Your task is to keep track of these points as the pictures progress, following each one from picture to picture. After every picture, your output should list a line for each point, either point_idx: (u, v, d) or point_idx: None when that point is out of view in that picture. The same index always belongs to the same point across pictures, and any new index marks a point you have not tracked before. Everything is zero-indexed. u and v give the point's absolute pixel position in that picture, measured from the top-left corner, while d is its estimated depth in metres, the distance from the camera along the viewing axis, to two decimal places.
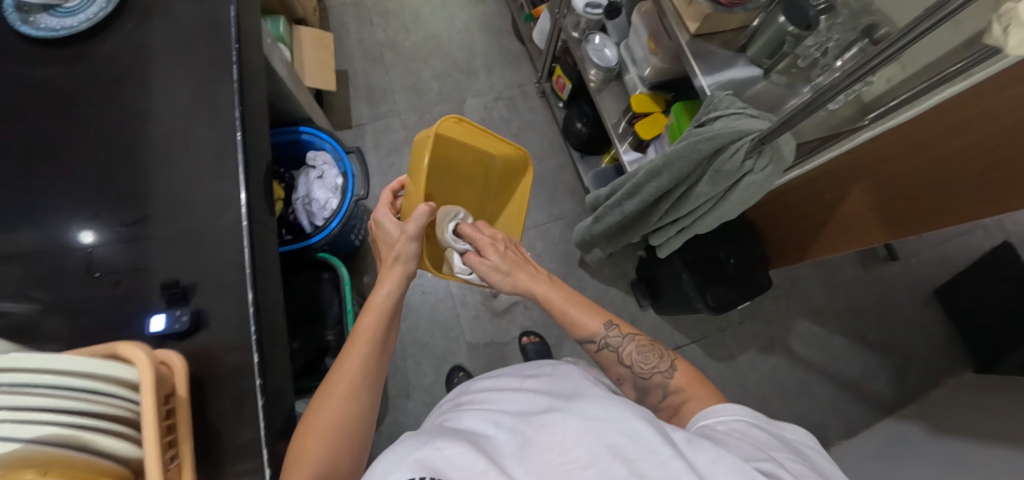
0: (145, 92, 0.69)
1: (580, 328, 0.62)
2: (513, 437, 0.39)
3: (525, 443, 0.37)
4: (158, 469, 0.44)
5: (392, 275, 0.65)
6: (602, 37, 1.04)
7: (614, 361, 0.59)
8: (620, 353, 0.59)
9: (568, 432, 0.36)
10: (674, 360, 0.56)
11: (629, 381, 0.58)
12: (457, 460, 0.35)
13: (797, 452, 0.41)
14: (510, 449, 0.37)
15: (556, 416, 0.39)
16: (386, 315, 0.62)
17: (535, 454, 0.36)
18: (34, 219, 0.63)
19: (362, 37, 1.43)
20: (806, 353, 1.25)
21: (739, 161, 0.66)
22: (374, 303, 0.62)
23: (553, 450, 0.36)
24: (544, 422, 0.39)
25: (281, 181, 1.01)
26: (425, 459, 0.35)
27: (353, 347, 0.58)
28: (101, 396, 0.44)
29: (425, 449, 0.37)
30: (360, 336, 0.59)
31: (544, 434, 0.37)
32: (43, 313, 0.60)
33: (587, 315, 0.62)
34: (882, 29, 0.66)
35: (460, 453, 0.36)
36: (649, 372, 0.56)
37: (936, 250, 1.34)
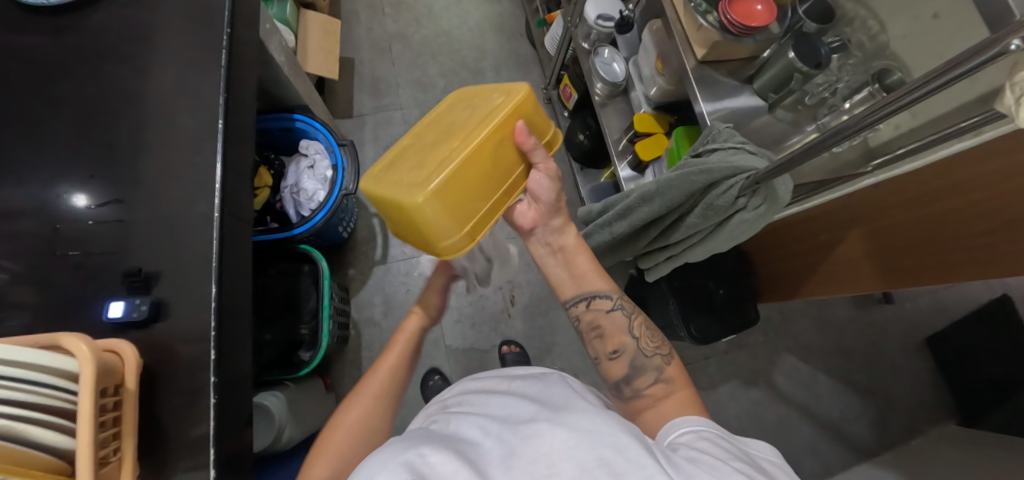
0: (132, 70, 0.68)
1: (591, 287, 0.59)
2: (500, 444, 0.36)
3: (511, 452, 0.34)
4: (89, 466, 0.42)
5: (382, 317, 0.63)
6: (611, 50, 1.02)
7: (621, 328, 0.57)
8: (630, 320, 0.58)
9: (558, 443, 0.33)
10: (672, 351, 0.57)
11: (628, 355, 0.56)
12: (442, 468, 0.32)
13: (758, 464, 0.41)
14: (495, 459, 0.34)
15: (543, 425, 0.36)
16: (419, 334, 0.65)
17: (521, 463, 0.33)
18: (7, 190, 0.62)
19: (372, 27, 1.41)
20: (789, 389, 1.23)
21: (732, 198, 0.64)
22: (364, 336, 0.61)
23: (539, 460, 0.33)
24: (530, 432, 0.36)
25: (271, 167, 1.00)
26: (411, 463, 0.33)
27: (387, 355, 0.61)
28: (38, 385, 0.42)
29: (410, 453, 0.34)
30: (394, 346, 0.63)
31: (534, 444, 0.34)
32: (8, 284, 0.59)
33: (601, 280, 0.59)
34: (893, 75, 0.63)
35: (445, 461, 0.33)
36: (651, 351, 0.56)
37: (934, 297, 1.30)
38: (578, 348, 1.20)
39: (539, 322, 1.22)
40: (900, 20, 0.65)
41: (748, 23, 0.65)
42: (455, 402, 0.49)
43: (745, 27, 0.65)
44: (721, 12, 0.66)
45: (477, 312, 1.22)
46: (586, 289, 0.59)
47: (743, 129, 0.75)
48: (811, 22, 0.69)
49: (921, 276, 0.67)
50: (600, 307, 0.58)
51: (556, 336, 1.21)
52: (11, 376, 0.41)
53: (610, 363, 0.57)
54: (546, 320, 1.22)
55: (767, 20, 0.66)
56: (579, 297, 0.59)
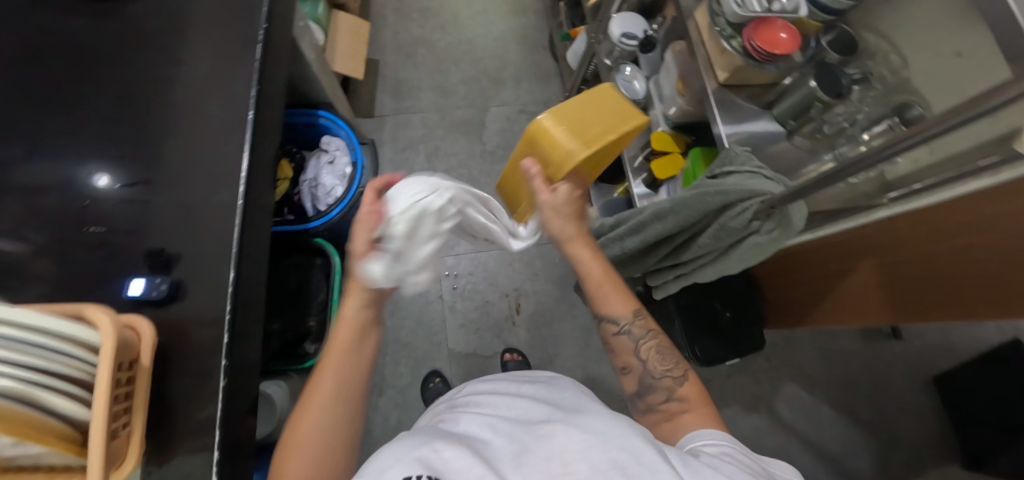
0: (169, 57, 0.70)
1: (606, 306, 0.60)
2: (510, 443, 0.37)
3: (522, 450, 0.35)
4: (101, 437, 0.43)
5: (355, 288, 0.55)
6: (633, 68, 1.03)
7: (629, 349, 0.58)
8: (639, 344, 0.58)
9: (571, 443, 0.34)
10: (687, 370, 0.57)
11: (636, 373, 0.58)
12: (456, 464, 0.33)
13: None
14: (507, 456, 0.35)
15: (557, 427, 0.36)
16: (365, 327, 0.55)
17: (533, 461, 0.34)
18: (41, 165, 0.64)
19: (398, 30, 1.44)
20: (790, 418, 1.22)
21: (745, 221, 0.64)
22: (345, 315, 0.55)
23: (552, 459, 0.33)
24: (543, 432, 0.36)
25: (291, 160, 1.02)
26: (424, 458, 0.34)
27: (329, 360, 0.52)
28: (60, 355, 0.43)
29: (423, 448, 0.35)
30: (334, 348, 0.53)
31: (547, 444, 0.35)
32: (35, 256, 0.61)
33: (615, 299, 0.59)
34: (914, 110, 0.64)
35: (458, 457, 0.34)
36: (661, 373, 0.57)
37: (943, 335, 1.29)
38: (580, 361, 1.20)
39: (542, 331, 1.22)
40: (921, 57, 0.65)
41: (771, 50, 0.65)
42: (463, 401, 0.49)
43: (768, 54, 0.66)
44: (745, 37, 0.67)
45: (482, 317, 1.22)
46: (599, 307, 0.60)
47: (761, 153, 0.76)
48: (834, 53, 0.70)
49: (929, 314, 0.68)
50: (609, 331, 0.59)
51: (559, 347, 1.21)
52: (37, 343, 0.42)
53: (622, 377, 0.60)
54: (549, 330, 1.23)
55: (791, 49, 0.67)
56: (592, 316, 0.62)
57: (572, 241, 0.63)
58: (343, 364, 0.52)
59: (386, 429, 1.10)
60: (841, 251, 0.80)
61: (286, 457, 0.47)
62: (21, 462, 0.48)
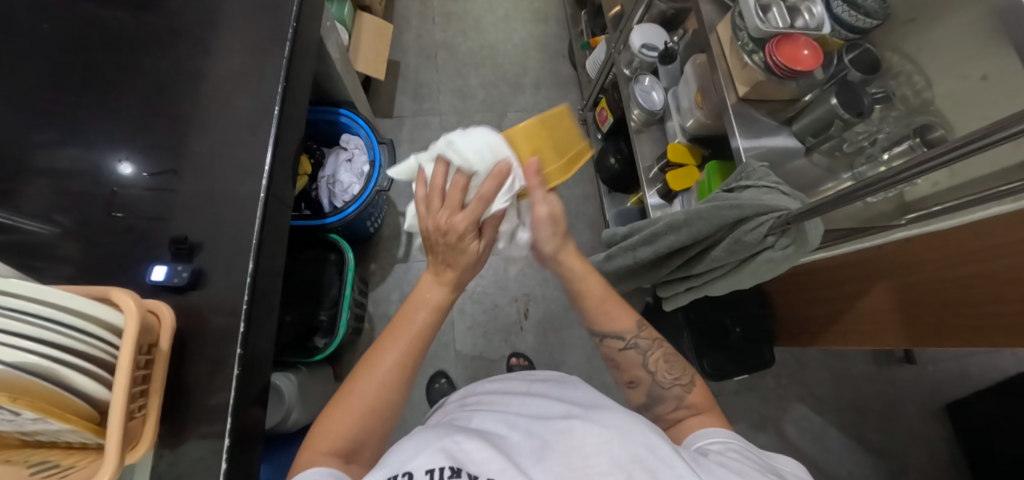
0: (201, 52, 0.72)
1: (609, 325, 0.60)
2: (529, 437, 0.37)
3: (543, 444, 0.36)
4: (120, 417, 0.44)
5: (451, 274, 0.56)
6: (652, 79, 1.04)
7: (636, 363, 0.58)
8: (647, 356, 0.58)
9: (591, 439, 0.34)
10: (695, 378, 0.57)
11: (645, 386, 0.57)
12: (478, 456, 0.34)
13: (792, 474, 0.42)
14: (526, 449, 0.36)
15: (575, 423, 0.37)
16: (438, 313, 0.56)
17: (553, 455, 0.34)
18: (74, 150, 0.66)
19: (421, 33, 1.46)
20: (796, 439, 1.20)
21: (761, 235, 0.64)
22: (419, 294, 0.56)
23: (572, 453, 0.34)
24: (561, 427, 0.37)
25: (311, 156, 1.04)
26: (447, 448, 0.34)
27: (393, 340, 0.53)
28: (86, 335, 0.45)
29: (445, 438, 0.35)
30: (404, 328, 0.54)
31: (566, 439, 0.35)
32: (65, 238, 0.63)
33: (618, 316, 0.59)
34: (936, 132, 0.64)
35: (480, 449, 0.34)
36: (671, 382, 0.56)
37: (958, 362, 1.27)
38: (587, 369, 1.20)
39: (550, 338, 1.22)
40: (946, 80, 0.65)
41: (794, 67, 0.65)
42: (474, 400, 0.50)
43: (789, 70, 0.66)
44: (768, 53, 0.67)
45: (490, 320, 1.23)
46: (602, 327, 0.60)
47: (778, 169, 0.75)
48: (856, 71, 0.69)
49: (942, 337, 0.67)
50: (613, 346, 0.60)
51: (566, 354, 1.21)
52: (64, 323, 0.44)
53: (629, 390, 0.60)
54: (557, 337, 1.23)
55: (813, 66, 0.66)
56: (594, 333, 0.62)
57: (561, 251, 0.60)
58: (410, 345, 0.53)
59: None
60: (857, 270, 0.79)
61: (329, 423, 0.48)
62: (41, 439, 0.51)
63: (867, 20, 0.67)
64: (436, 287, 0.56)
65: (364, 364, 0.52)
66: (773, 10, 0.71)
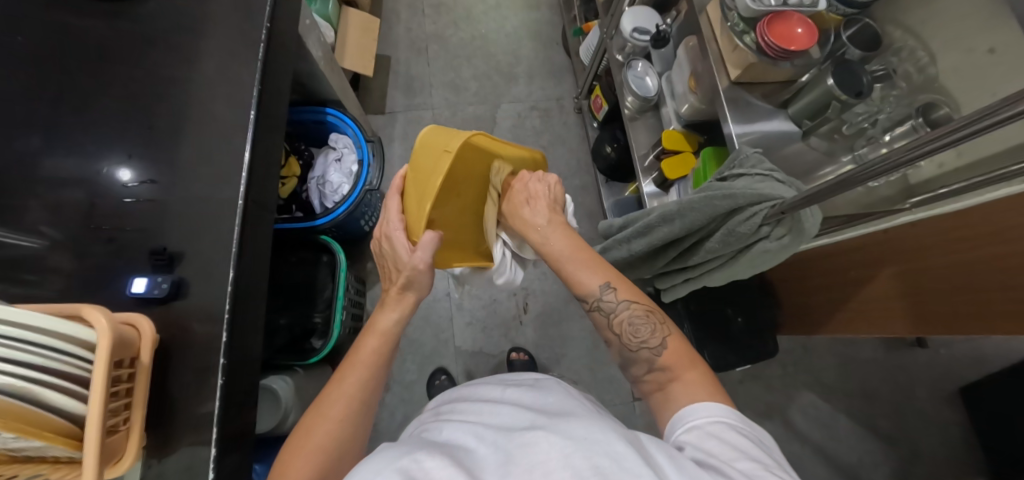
0: (175, 58, 0.71)
1: (578, 285, 0.59)
2: (495, 451, 0.36)
3: (507, 459, 0.34)
4: (95, 434, 0.44)
5: (401, 301, 0.64)
6: (645, 64, 1.01)
7: (606, 324, 0.57)
8: (613, 318, 0.56)
9: (554, 450, 0.33)
10: (666, 337, 0.52)
11: (619, 348, 0.56)
12: (436, 473, 0.33)
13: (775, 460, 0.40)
14: (489, 466, 0.34)
15: (540, 432, 0.35)
16: (389, 340, 0.60)
17: (516, 470, 0.33)
18: (52, 163, 0.66)
19: (411, 26, 1.44)
20: (804, 427, 1.18)
21: (755, 225, 0.61)
22: (378, 323, 0.61)
23: (534, 467, 0.32)
24: (526, 438, 0.35)
25: (300, 157, 1.04)
26: (404, 469, 0.33)
27: (350, 370, 0.56)
28: (59, 353, 0.45)
29: (404, 458, 0.34)
30: (359, 358, 0.57)
31: (528, 450, 0.34)
32: (46, 252, 0.62)
33: (587, 273, 0.58)
34: (940, 111, 0.60)
35: (439, 467, 0.33)
36: (637, 345, 0.53)
37: (971, 345, 1.23)
38: (588, 362, 1.19)
39: (550, 331, 1.21)
40: (950, 54, 0.61)
41: (787, 46, 0.62)
42: (448, 409, 0.49)
43: (783, 50, 0.63)
44: (759, 33, 0.64)
45: (489, 315, 1.22)
46: (576, 284, 0.59)
47: (774, 154, 0.73)
48: (855, 49, 0.67)
49: (953, 325, 0.63)
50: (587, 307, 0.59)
51: (567, 348, 1.20)
52: (35, 342, 0.44)
53: (613, 353, 0.59)
54: (558, 331, 1.21)
55: (808, 44, 0.64)
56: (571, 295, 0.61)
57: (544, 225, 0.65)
58: (364, 374, 0.56)
59: (392, 425, 1.11)
60: (863, 257, 0.75)
61: (290, 462, 0.47)
62: (27, 454, 0.50)
63: None
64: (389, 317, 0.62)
65: (320, 398, 0.53)
66: None
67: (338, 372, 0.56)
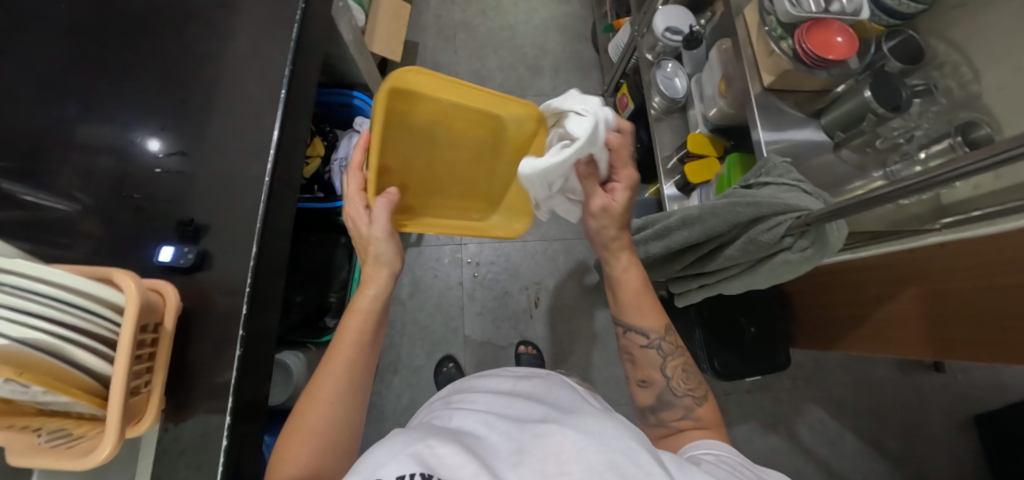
0: (212, 34, 0.73)
1: (647, 319, 0.59)
2: (507, 440, 0.37)
3: (519, 448, 0.35)
4: (117, 395, 0.46)
5: (377, 276, 0.60)
6: (675, 65, 0.99)
7: (653, 363, 0.58)
8: (665, 360, 0.58)
9: (567, 444, 0.33)
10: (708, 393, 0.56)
11: (657, 388, 0.57)
12: (450, 460, 0.33)
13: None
14: (502, 454, 0.35)
15: (553, 426, 0.36)
16: (372, 316, 0.57)
17: (529, 461, 0.33)
18: (87, 130, 0.68)
19: (440, 14, 1.43)
20: (810, 442, 1.16)
21: (777, 236, 0.60)
22: (356, 304, 0.57)
23: (548, 460, 0.33)
24: (539, 431, 0.36)
25: (324, 138, 1.05)
26: (417, 455, 0.34)
27: (336, 352, 0.54)
28: (90, 314, 0.47)
29: (418, 444, 0.35)
30: (343, 339, 0.55)
31: (542, 444, 0.34)
32: (79, 217, 0.64)
33: (644, 317, 0.59)
34: (981, 131, 0.59)
35: (452, 454, 0.34)
36: (683, 392, 0.56)
37: (990, 372, 1.20)
38: (595, 361, 1.19)
39: (560, 327, 1.21)
40: (998, 72, 0.60)
41: (824, 55, 0.61)
42: (458, 398, 0.49)
43: (819, 59, 0.61)
44: (797, 40, 0.62)
45: (499, 307, 1.22)
46: (627, 319, 0.60)
47: (801, 164, 0.71)
48: (895, 62, 0.65)
49: (978, 352, 0.60)
50: (635, 341, 0.59)
51: (575, 345, 1.20)
52: (69, 302, 0.46)
53: (639, 389, 0.58)
54: (566, 327, 1.22)
55: (846, 54, 0.62)
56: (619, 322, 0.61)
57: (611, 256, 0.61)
58: (354, 355, 0.54)
59: (397, 409, 1.12)
60: (884, 274, 0.74)
61: (288, 449, 0.48)
62: (54, 408, 0.52)
63: (913, 4, 0.62)
64: (371, 295, 0.58)
65: (313, 380, 0.53)
66: None
67: (328, 353, 0.54)
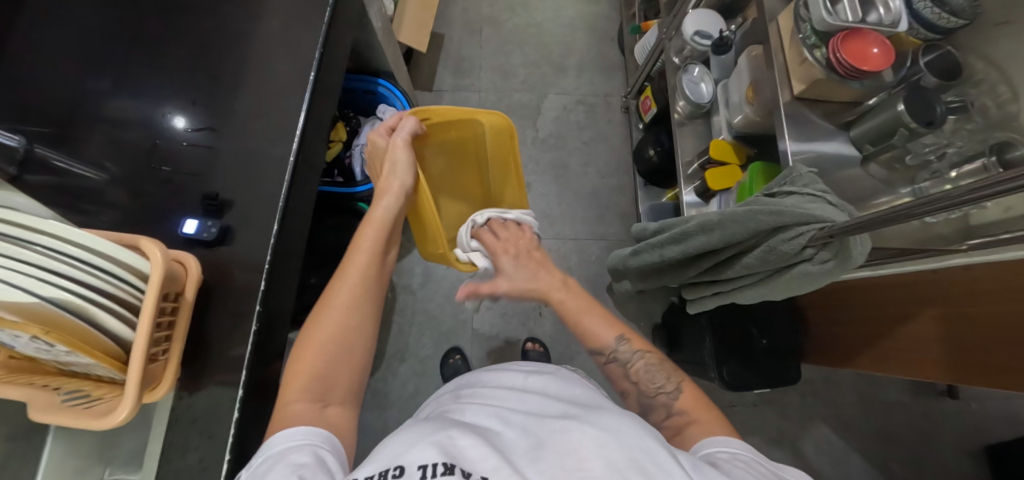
0: (246, 14, 0.74)
1: (591, 339, 0.60)
2: (525, 436, 0.37)
3: (537, 444, 0.35)
4: (139, 360, 0.47)
5: (392, 188, 0.66)
6: (701, 69, 0.98)
7: (620, 375, 0.58)
8: (629, 367, 0.57)
9: (586, 440, 0.34)
10: (682, 382, 0.55)
11: (634, 396, 0.57)
12: (470, 453, 0.34)
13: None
14: (520, 449, 0.35)
15: (573, 422, 0.36)
16: (382, 228, 0.62)
17: (548, 457, 0.33)
18: (120, 101, 0.69)
19: (468, 7, 1.43)
20: (816, 460, 1.15)
21: (799, 246, 0.59)
22: (375, 213, 0.63)
23: (567, 456, 0.33)
24: (558, 427, 0.36)
25: (347, 124, 1.07)
26: (438, 445, 0.34)
27: (351, 262, 0.57)
28: (117, 279, 0.48)
29: (439, 434, 0.35)
30: (358, 246, 0.59)
31: (560, 440, 0.35)
32: (107, 185, 0.65)
33: (601, 331, 0.59)
34: (1017, 150, 0.57)
35: (473, 447, 0.34)
36: (654, 391, 0.55)
37: (1005, 403, 1.18)
38: None
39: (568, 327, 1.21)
40: None
41: (860, 66, 0.60)
42: (469, 392, 0.50)
43: (854, 69, 0.60)
44: (831, 48, 0.61)
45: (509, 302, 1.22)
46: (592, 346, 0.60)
47: (828, 177, 0.70)
48: (931, 76, 0.64)
49: (993, 379, 0.59)
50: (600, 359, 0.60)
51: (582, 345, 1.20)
52: (99, 266, 0.47)
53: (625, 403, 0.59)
54: None
55: (882, 66, 0.61)
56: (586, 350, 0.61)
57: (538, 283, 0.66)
58: (368, 267, 0.57)
59: (402, 396, 1.13)
60: (905, 294, 0.72)
61: (302, 355, 0.50)
62: (75, 369, 0.54)
63: (954, 19, 0.60)
64: (386, 205, 0.64)
65: (327, 291, 0.56)
66: (842, 2, 0.64)
67: (342, 267, 0.57)
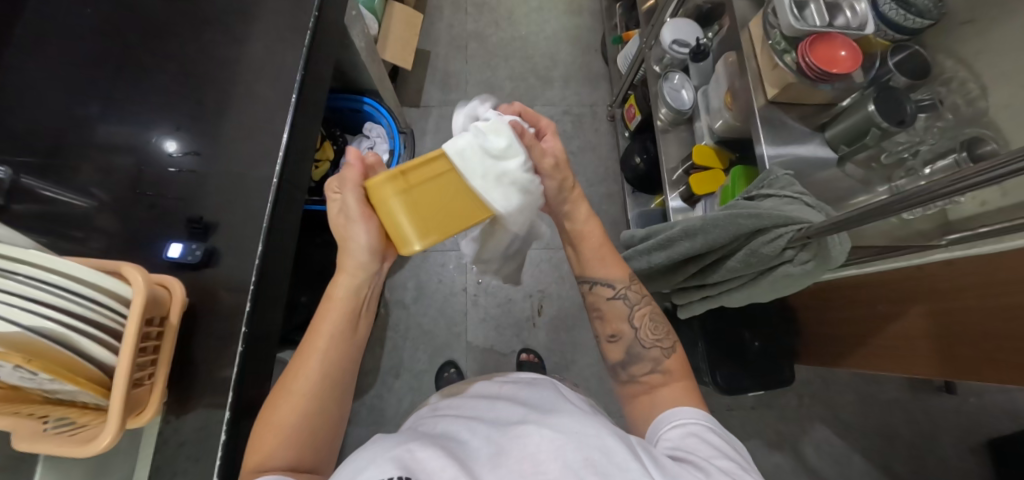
0: (229, 40, 0.75)
1: (603, 271, 0.59)
2: (487, 443, 0.37)
3: (497, 451, 0.35)
4: (122, 384, 0.47)
5: (347, 267, 0.53)
6: (682, 76, 1.00)
7: (620, 315, 0.58)
8: (633, 310, 0.58)
9: (544, 443, 0.34)
10: (676, 342, 0.57)
11: (626, 342, 0.57)
12: (428, 464, 0.34)
13: (748, 462, 0.43)
14: (481, 457, 0.35)
15: (532, 427, 0.36)
16: (352, 310, 0.53)
17: (506, 462, 0.34)
18: (102, 129, 0.69)
19: (453, 23, 1.46)
20: (816, 462, 1.14)
21: (779, 248, 0.60)
22: (347, 261, 0.52)
23: (525, 459, 0.34)
24: (517, 432, 0.36)
25: (334, 143, 1.08)
26: (398, 458, 0.34)
27: (311, 345, 0.50)
28: (100, 305, 0.49)
29: (398, 448, 0.35)
30: (319, 330, 0.51)
31: (520, 444, 0.35)
32: (91, 213, 0.66)
33: (610, 267, 0.59)
34: (987, 146, 0.59)
35: (431, 458, 0.34)
36: (651, 343, 0.56)
37: (1004, 396, 1.17)
38: (597, 371, 1.18)
39: (562, 335, 1.21)
40: (1005, 88, 0.59)
41: (828, 69, 0.61)
42: (445, 405, 0.50)
43: (824, 72, 0.61)
44: (800, 52, 0.62)
45: (503, 314, 1.22)
46: (594, 272, 0.60)
47: (806, 179, 0.71)
48: (901, 76, 0.64)
49: (982, 373, 0.59)
50: (602, 294, 0.59)
51: (577, 354, 1.20)
52: (79, 292, 0.48)
53: (608, 345, 0.59)
54: (568, 337, 1.21)
55: (850, 68, 0.62)
56: (585, 278, 0.60)
57: (567, 193, 0.58)
58: (329, 350, 0.50)
59: (398, 412, 1.13)
60: (891, 292, 0.73)
61: (262, 438, 0.46)
62: (60, 397, 0.54)
63: (919, 20, 0.62)
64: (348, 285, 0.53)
65: (289, 372, 0.50)
66: (809, 7, 0.66)
67: (302, 349, 0.51)
